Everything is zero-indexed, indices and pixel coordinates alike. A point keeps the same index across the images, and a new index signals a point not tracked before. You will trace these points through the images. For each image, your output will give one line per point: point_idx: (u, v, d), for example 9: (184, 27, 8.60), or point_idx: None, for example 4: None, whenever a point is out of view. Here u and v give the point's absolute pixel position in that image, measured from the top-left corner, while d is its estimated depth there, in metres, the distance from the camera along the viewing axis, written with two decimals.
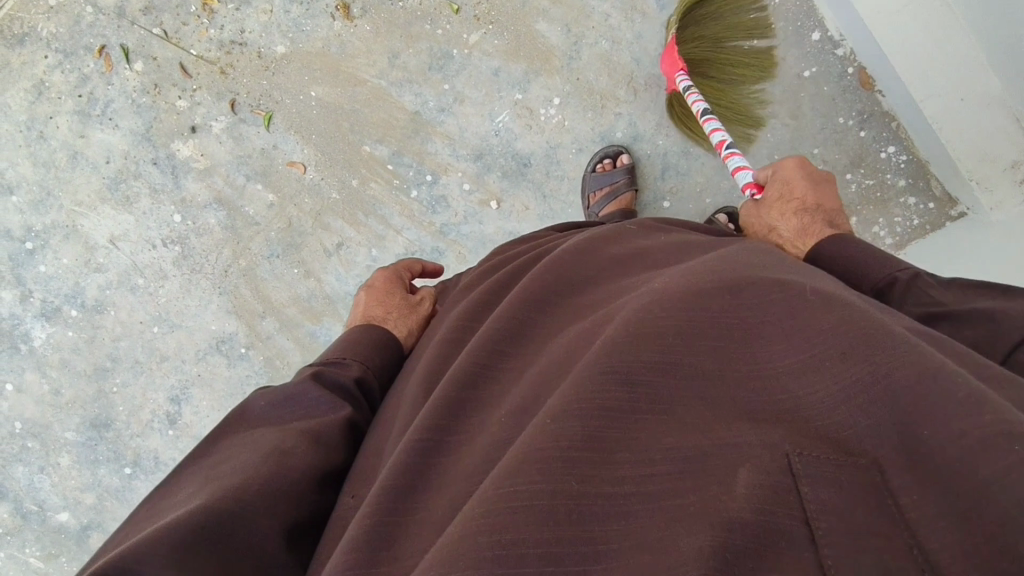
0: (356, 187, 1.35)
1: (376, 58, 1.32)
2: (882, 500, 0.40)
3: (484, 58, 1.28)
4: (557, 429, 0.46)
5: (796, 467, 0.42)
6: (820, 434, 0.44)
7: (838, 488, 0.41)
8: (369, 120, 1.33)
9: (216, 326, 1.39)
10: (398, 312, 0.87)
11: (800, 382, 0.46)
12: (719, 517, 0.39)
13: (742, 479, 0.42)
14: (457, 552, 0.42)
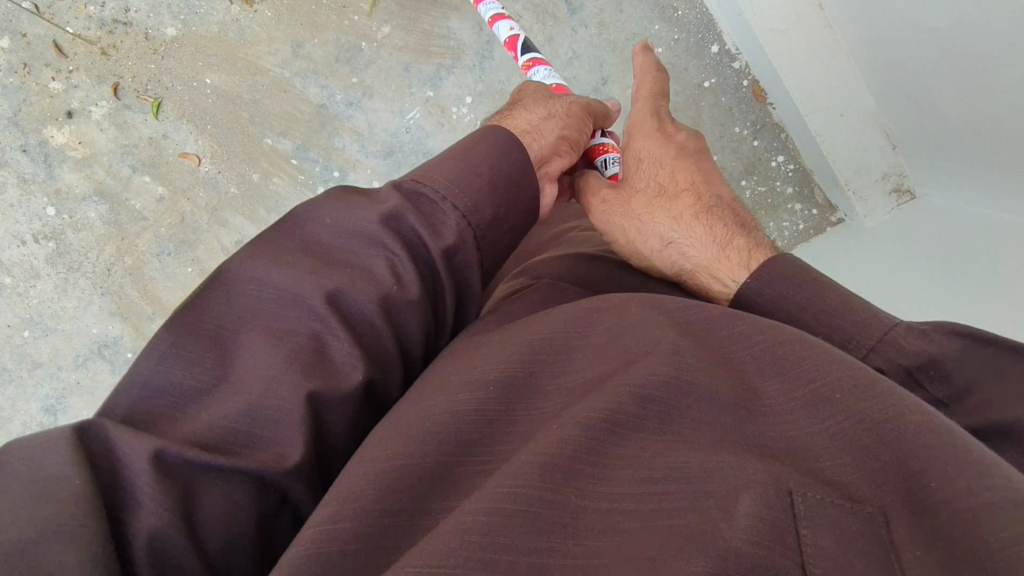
0: (258, 181, 1.28)
1: (278, 46, 1.25)
2: (876, 535, 0.38)
3: (393, 52, 1.25)
4: (555, 440, 0.45)
5: (797, 506, 0.40)
6: (820, 468, 0.42)
7: (836, 527, 0.38)
8: (271, 112, 1.27)
9: (98, 329, 1.27)
10: (557, 134, 0.78)
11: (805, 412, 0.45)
12: (745, 520, 0.39)
13: (740, 507, 0.40)
14: (458, 534, 0.41)
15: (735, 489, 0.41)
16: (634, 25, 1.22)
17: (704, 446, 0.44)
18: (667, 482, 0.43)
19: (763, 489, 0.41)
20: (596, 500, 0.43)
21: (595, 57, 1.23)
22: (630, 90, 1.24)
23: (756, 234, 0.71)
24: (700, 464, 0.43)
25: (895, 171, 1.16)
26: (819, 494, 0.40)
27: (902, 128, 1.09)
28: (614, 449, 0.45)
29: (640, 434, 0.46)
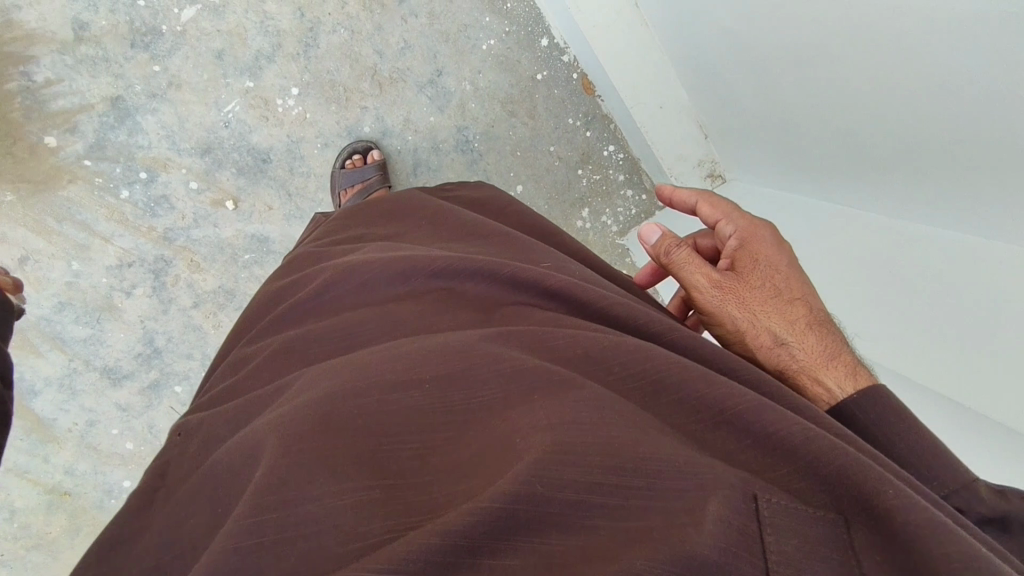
0: (43, 187, 1.10)
1: (55, 27, 1.07)
2: (839, 550, 0.38)
3: (201, 37, 1.12)
4: (526, 446, 0.42)
5: (764, 512, 0.39)
6: (778, 479, 0.41)
7: (803, 541, 0.37)
8: (51, 107, 1.08)
9: None
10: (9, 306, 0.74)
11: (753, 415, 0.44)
12: (714, 528, 0.37)
13: (711, 513, 0.38)
14: (421, 546, 0.38)
15: (702, 496, 0.39)
16: (463, 15, 1.21)
17: (661, 442, 0.43)
18: (629, 474, 0.40)
19: (729, 497, 0.39)
20: (560, 494, 0.40)
21: (428, 48, 1.20)
22: (467, 81, 1.23)
23: (839, 341, 0.60)
24: (669, 465, 0.41)
25: (709, 159, 1.28)
26: (782, 500, 0.40)
27: (713, 120, 1.20)
28: (572, 436, 0.42)
29: (595, 422, 0.43)
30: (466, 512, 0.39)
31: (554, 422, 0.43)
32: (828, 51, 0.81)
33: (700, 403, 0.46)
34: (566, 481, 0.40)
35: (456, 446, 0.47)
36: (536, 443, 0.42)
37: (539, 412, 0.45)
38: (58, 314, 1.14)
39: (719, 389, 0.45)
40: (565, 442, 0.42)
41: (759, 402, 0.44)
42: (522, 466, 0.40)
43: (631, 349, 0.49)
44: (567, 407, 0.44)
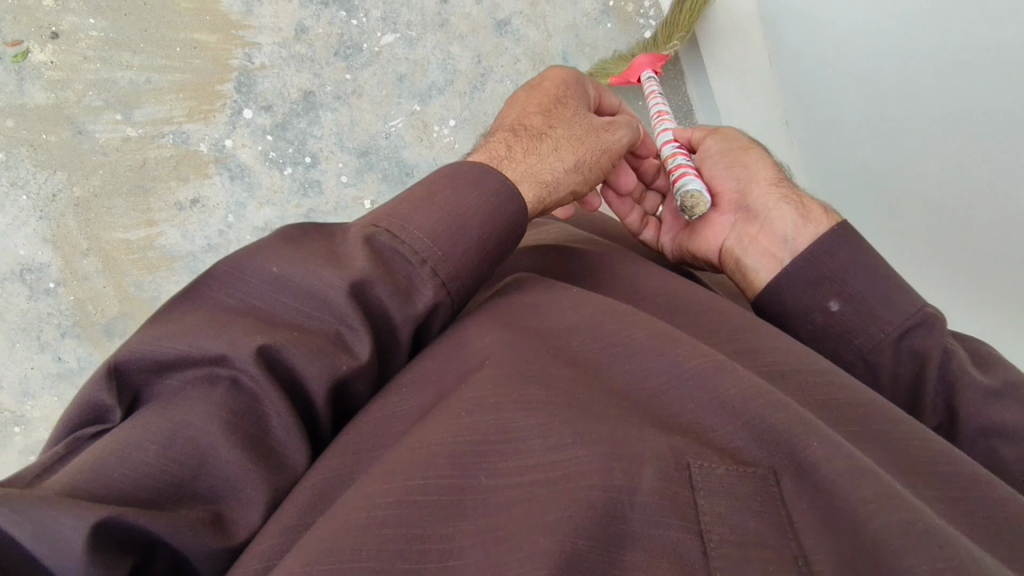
0: (229, 149, 1.30)
1: (281, 25, 1.26)
2: (771, 502, 0.47)
3: (392, 60, 1.28)
4: (476, 425, 0.52)
5: (695, 479, 0.48)
6: (720, 435, 0.51)
7: (730, 496, 0.47)
8: (257, 88, 1.28)
9: (26, 251, 1.35)
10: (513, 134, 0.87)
11: (713, 375, 0.54)
12: (649, 489, 0.47)
13: (647, 483, 0.47)
14: (375, 519, 0.46)
15: (638, 459, 0.48)
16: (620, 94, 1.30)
17: (615, 420, 0.52)
18: (569, 446, 0.49)
19: (667, 467, 0.48)
20: (502, 480, 0.49)
21: None
22: None
23: None
24: (609, 432, 0.50)
25: None
26: (714, 462, 0.49)
27: None
28: (519, 427, 0.52)
29: (536, 415, 0.52)
30: (438, 490, 0.49)
31: (512, 408, 0.53)
32: (1003, 205, 0.81)
33: (672, 384, 0.56)
34: (511, 466, 0.50)
35: (436, 428, 0.53)
36: (483, 431, 0.52)
37: (513, 392, 0.55)
38: (203, 253, 1.35)
39: (686, 354, 0.57)
40: (526, 417, 0.52)
41: (714, 364, 0.55)
42: (468, 456, 0.51)
43: (630, 335, 0.62)
44: (529, 395, 0.54)
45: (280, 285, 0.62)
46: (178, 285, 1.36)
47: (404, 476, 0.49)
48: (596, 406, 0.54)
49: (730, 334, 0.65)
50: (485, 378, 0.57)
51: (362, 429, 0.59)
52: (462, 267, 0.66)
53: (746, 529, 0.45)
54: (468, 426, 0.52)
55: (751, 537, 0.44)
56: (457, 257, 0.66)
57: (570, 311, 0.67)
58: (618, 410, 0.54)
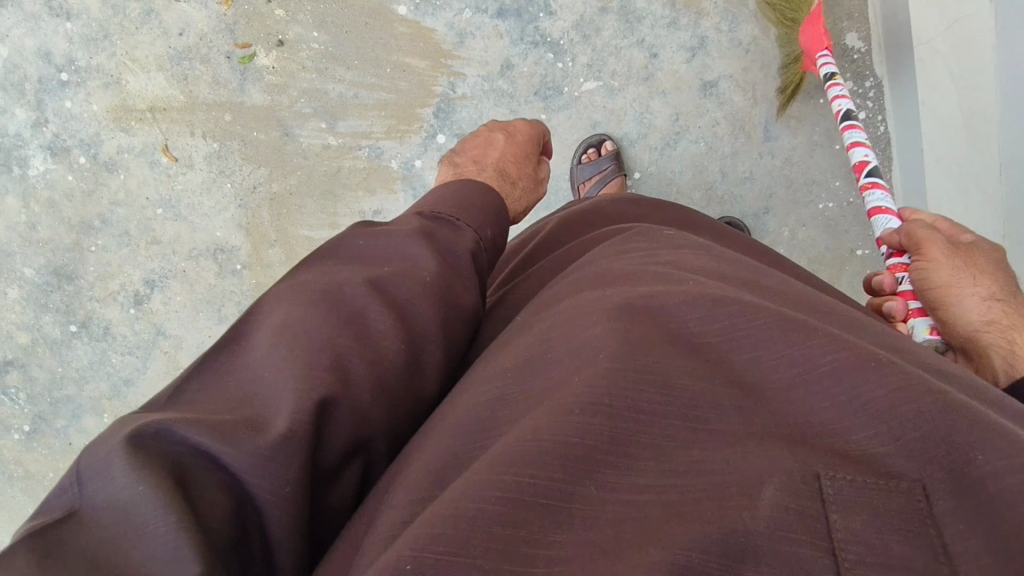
0: (418, 169, 1.36)
1: (490, 59, 1.29)
2: (917, 517, 0.39)
3: (589, 107, 1.28)
4: (568, 406, 0.44)
5: (827, 492, 0.40)
6: (857, 440, 0.43)
7: (875, 514, 0.39)
8: (455, 116, 1.32)
9: (221, 234, 1.45)
10: (524, 183, 0.94)
11: (855, 381, 0.44)
12: (772, 511, 0.39)
13: (769, 497, 0.40)
14: (477, 521, 0.40)
15: (763, 478, 0.41)
16: (818, 171, 1.25)
17: (741, 432, 0.43)
18: (687, 474, 0.42)
19: (793, 480, 0.40)
20: (611, 483, 0.42)
21: (768, 186, 1.26)
22: (788, 229, 1.27)
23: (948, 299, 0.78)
24: (727, 454, 0.42)
25: None
26: (851, 475, 0.41)
27: None
28: (626, 434, 0.44)
29: (651, 415, 0.44)
30: (536, 490, 0.41)
31: (614, 396, 0.45)
32: None
33: (811, 388, 0.45)
34: (628, 468, 0.43)
35: (532, 419, 0.45)
36: (593, 435, 0.43)
37: (617, 390, 0.45)
38: None
39: (802, 346, 0.47)
40: (638, 431, 0.44)
41: (857, 363, 0.45)
42: (575, 454, 0.43)
43: (745, 301, 0.50)
44: (633, 378, 0.45)
45: (373, 248, 0.69)
46: None
47: (493, 473, 0.42)
48: (719, 412, 0.44)
49: (827, 312, 0.56)
50: (590, 368, 0.47)
51: (441, 418, 0.55)
52: (490, 223, 0.77)
53: (886, 548, 0.38)
54: (562, 410, 0.44)
55: (897, 557, 0.37)
56: (485, 212, 0.77)
57: (673, 276, 0.57)
58: (735, 407, 0.45)
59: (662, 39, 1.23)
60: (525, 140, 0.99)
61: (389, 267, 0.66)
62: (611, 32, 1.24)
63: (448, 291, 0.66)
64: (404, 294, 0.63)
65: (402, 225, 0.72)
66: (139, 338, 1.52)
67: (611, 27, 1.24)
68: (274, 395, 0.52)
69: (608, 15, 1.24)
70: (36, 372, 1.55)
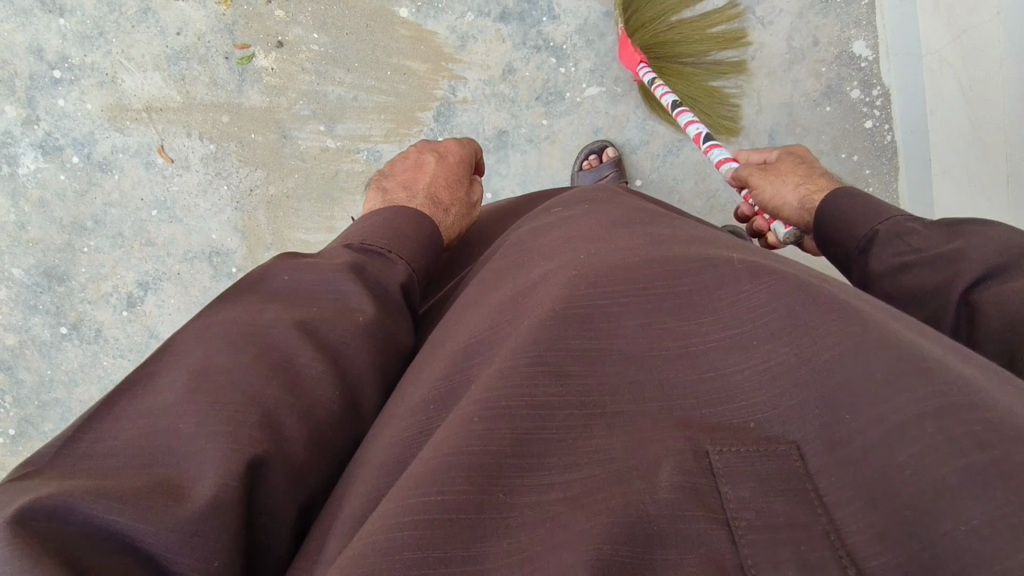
0: None
1: (491, 63, 1.27)
2: (796, 479, 0.40)
3: (591, 113, 1.26)
4: (473, 413, 0.44)
5: (716, 466, 0.41)
6: (762, 423, 0.43)
7: (757, 479, 0.40)
8: (455, 120, 1.30)
9: (217, 237, 1.43)
10: (457, 206, 0.91)
11: (734, 355, 0.47)
12: (668, 494, 0.40)
13: (666, 476, 0.40)
14: (391, 549, 0.38)
15: (655, 463, 0.41)
16: None
17: (645, 428, 0.44)
18: (593, 465, 0.42)
19: (683, 457, 0.41)
20: (523, 485, 0.42)
21: None
22: None
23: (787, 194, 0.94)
24: (627, 447, 0.43)
25: None
26: (732, 445, 0.42)
27: None
28: (530, 434, 0.43)
29: (555, 411, 0.44)
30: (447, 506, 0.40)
31: (516, 399, 0.44)
32: None
33: (711, 376, 0.46)
34: (537, 465, 0.42)
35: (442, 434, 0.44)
36: (499, 439, 0.43)
37: (518, 390, 0.45)
38: None
39: (698, 332, 0.49)
40: (540, 427, 0.43)
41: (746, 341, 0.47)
42: (485, 461, 0.42)
43: (658, 296, 0.51)
44: (532, 375, 0.45)
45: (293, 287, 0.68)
46: None
47: (403, 495, 0.41)
48: (615, 401, 0.45)
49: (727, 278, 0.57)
50: (495, 372, 0.46)
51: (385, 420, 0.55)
52: (420, 250, 0.77)
53: (771, 510, 0.38)
54: (468, 419, 0.44)
55: (783, 519, 0.38)
56: (415, 238, 0.77)
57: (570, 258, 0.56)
58: (637, 399, 0.45)
59: None
60: (458, 161, 0.97)
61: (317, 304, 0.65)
62: (614, 38, 1.24)
63: (382, 318, 0.66)
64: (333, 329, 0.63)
65: (327, 261, 0.71)
66: (131, 341, 1.50)
67: (614, 33, 1.24)
68: (193, 451, 0.50)
69: (611, 21, 1.24)
70: (23, 375, 1.51)
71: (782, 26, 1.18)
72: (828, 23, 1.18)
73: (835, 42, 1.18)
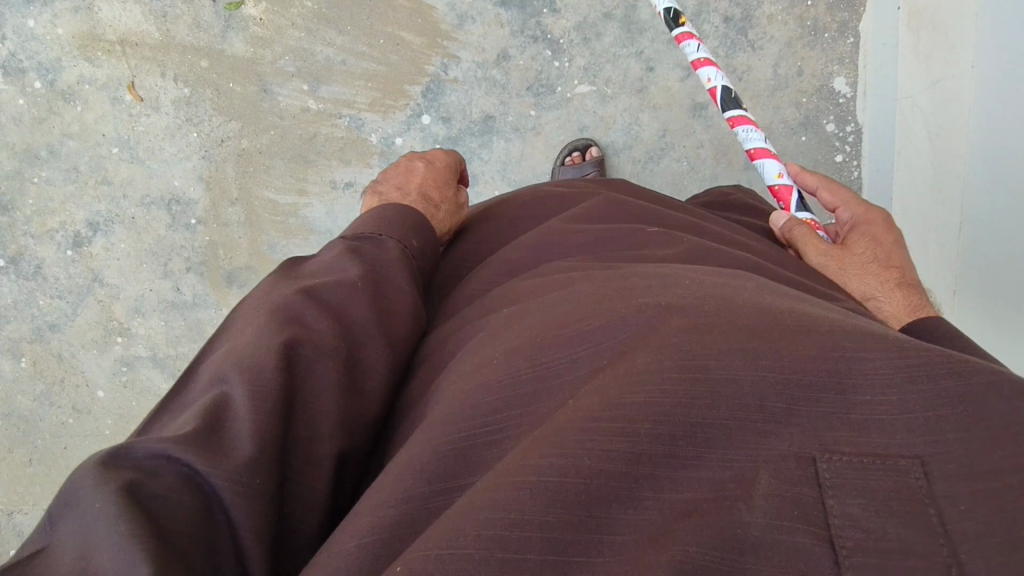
0: (398, 147, 1.32)
1: (487, 46, 1.26)
2: (911, 497, 0.38)
3: (580, 110, 1.27)
4: (577, 411, 0.44)
5: (823, 476, 0.39)
6: (862, 422, 0.41)
7: (868, 498, 0.38)
8: (443, 98, 1.29)
9: (179, 184, 1.38)
10: (447, 206, 0.88)
11: (846, 355, 0.45)
12: (767, 504, 0.39)
13: (764, 486, 0.39)
14: (475, 528, 0.39)
15: (756, 462, 0.40)
16: None
17: (739, 404, 0.43)
18: (686, 456, 0.41)
19: (786, 464, 0.40)
20: (615, 481, 0.41)
21: None
22: None
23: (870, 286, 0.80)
24: (728, 433, 0.42)
25: None
26: (844, 455, 0.40)
27: None
28: (633, 410, 0.43)
29: (662, 390, 0.43)
30: (539, 487, 0.40)
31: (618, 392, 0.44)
32: None
33: (807, 355, 0.45)
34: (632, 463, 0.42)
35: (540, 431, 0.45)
36: (595, 424, 0.42)
37: (620, 382, 0.45)
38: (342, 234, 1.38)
39: (801, 327, 0.47)
40: (643, 412, 0.43)
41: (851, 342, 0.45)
42: (576, 446, 0.42)
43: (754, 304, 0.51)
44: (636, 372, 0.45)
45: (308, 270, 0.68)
46: None
47: (501, 480, 0.41)
48: (721, 366, 0.44)
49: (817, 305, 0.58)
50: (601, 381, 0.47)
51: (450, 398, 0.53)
52: (413, 233, 0.75)
53: (883, 532, 0.37)
54: (569, 416, 0.44)
55: (897, 544, 0.37)
56: (405, 226, 0.75)
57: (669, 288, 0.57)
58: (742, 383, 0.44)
59: (660, 54, 1.24)
60: (445, 166, 0.92)
61: (319, 280, 0.64)
62: (612, 39, 1.24)
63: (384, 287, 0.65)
64: (335, 300, 0.62)
65: (324, 256, 0.70)
66: (72, 282, 1.43)
67: (612, 34, 1.24)
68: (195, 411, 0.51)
69: (611, 21, 1.23)
70: None
71: (771, 52, 1.22)
72: (813, 56, 1.21)
73: (818, 75, 1.22)
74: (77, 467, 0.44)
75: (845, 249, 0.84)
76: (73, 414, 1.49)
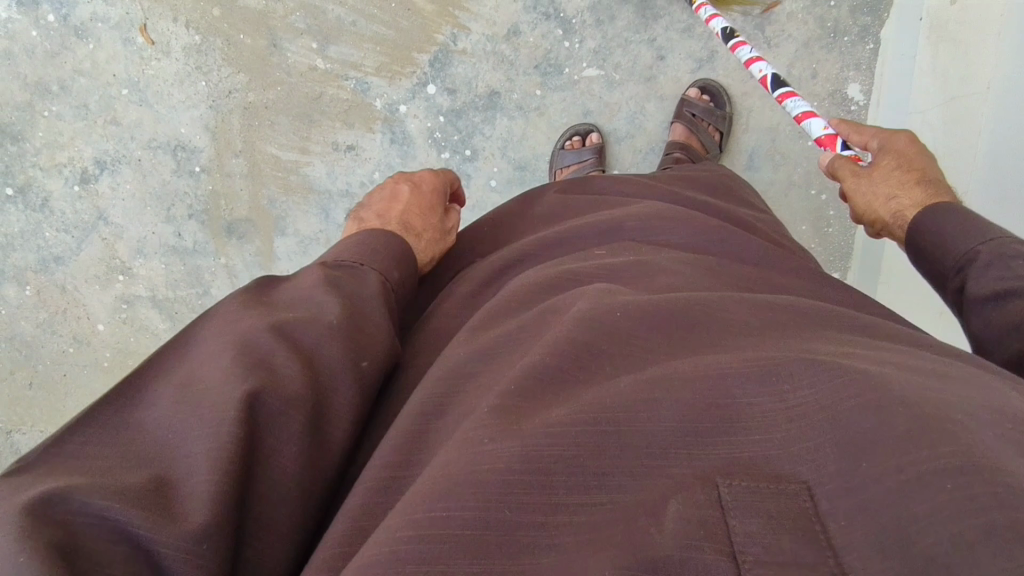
0: (401, 115, 1.32)
1: (498, 20, 1.24)
2: (808, 521, 0.38)
3: (586, 94, 1.25)
4: (487, 434, 0.46)
5: (724, 499, 0.40)
6: (771, 459, 0.42)
7: (766, 517, 0.38)
8: (450, 70, 1.28)
9: (185, 131, 1.39)
10: (432, 233, 0.86)
11: (756, 396, 0.45)
12: (672, 526, 0.38)
13: (672, 512, 0.39)
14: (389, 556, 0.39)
15: (663, 495, 0.41)
16: (790, 214, 1.24)
17: (644, 442, 0.44)
18: (596, 489, 0.42)
19: (691, 495, 0.40)
20: (531, 513, 0.41)
21: None
22: None
23: (901, 183, 0.84)
24: (634, 470, 0.43)
25: None
26: (744, 482, 0.40)
27: None
28: (541, 448, 0.43)
29: (567, 421, 0.45)
30: (463, 522, 0.41)
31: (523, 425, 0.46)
32: None
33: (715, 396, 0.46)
34: (547, 490, 0.42)
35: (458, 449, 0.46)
36: (504, 459, 0.43)
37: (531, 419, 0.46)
38: (340, 196, 1.39)
39: (714, 366, 0.48)
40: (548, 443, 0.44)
41: (766, 381, 0.46)
42: (488, 479, 0.42)
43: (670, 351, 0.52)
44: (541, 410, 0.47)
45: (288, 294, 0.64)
46: (308, 217, 1.41)
47: (410, 510, 0.42)
48: (626, 405, 0.46)
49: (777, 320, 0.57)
50: (513, 402, 0.48)
51: (418, 404, 0.54)
52: (397, 265, 0.72)
53: (781, 548, 0.37)
54: (478, 438, 0.45)
55: (789, 557, 0.36)
56: (389, 254, 0.72)
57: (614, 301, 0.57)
58: (647, 420, 0.45)
59: (673, 43, 1.21)
60: (431, 189, 0.91)
61: (294, 314, 0.59)
62: (626, 24, 1.21)
63: (356, 314, 0.62)
64: (311, 339, 0.57)
65: (302, 281, 0.65)
66: (78, 217, 1.46)
67: (626, 19, 1.21)
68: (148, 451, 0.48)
69: (626, 6, 1.20)
70: None
71: (786, 52, 1.18)
72: (829, 59, 1.18)
73: (832, 80, 1.19)
74: (15, 509, 0.42)
75: (870, 176, 0.86)
76: (72, 345, 1.54)
